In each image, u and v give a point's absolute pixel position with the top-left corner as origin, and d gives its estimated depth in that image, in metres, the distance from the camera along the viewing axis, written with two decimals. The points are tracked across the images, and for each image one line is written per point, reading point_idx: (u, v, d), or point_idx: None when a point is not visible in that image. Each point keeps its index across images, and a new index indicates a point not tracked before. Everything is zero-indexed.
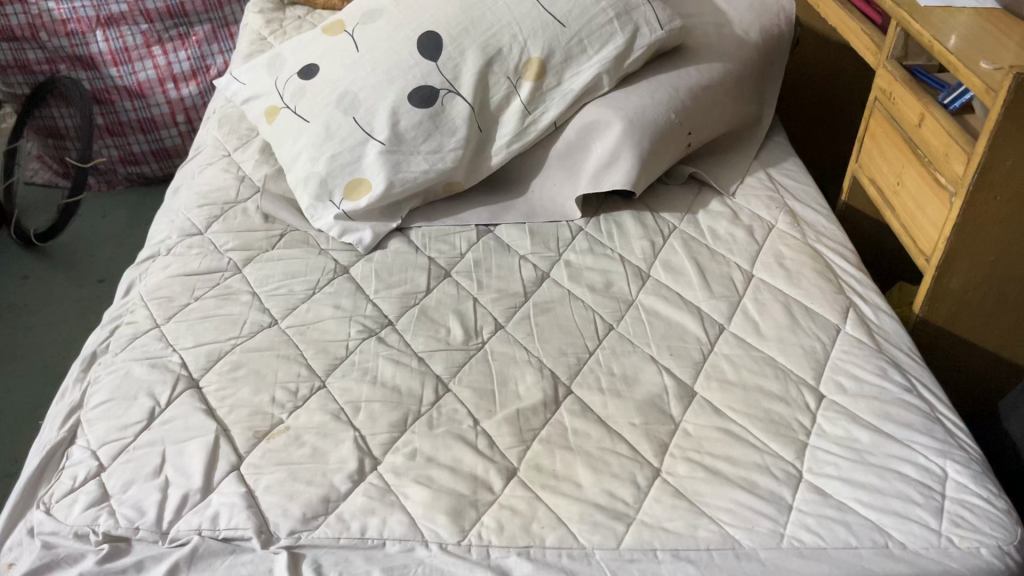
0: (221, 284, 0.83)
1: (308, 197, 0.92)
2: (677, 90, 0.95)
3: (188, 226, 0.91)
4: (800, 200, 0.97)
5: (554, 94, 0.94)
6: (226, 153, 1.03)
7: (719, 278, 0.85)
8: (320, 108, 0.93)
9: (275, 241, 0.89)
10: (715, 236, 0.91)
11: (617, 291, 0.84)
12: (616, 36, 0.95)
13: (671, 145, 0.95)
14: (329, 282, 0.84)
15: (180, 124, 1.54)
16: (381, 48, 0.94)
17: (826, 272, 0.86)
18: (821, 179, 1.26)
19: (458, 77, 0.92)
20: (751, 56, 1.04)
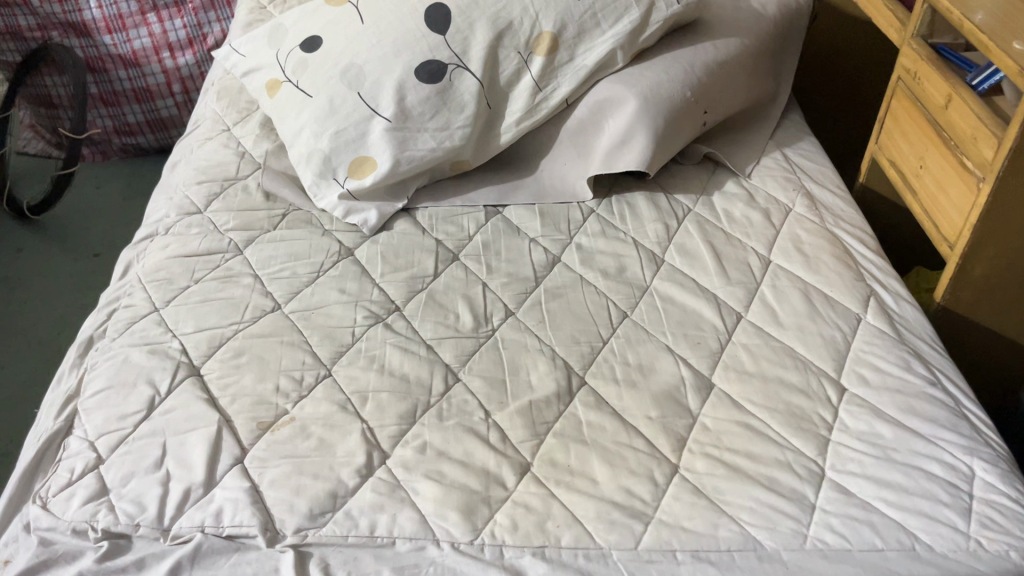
0: (222, 266, 0.80)
1: (311, 175, 0.89)
2: (692, 66, 0.92)
3: (186, 204, 0.88)
4: (817, 182, 0.94)
5: (565, 70, 0.91)
6: (225, 127, 1.00)
7: (735, 264, 0.82)
8: (323, 82, 0.90)
9: (277, 221, 0.86)
10: (731, 219, 0.88)
11: (631, 277, 0.81)
12: (631, 10, 0.91)
13: (686, 123, 0.91)
14: (334, 264, 0.81)
15: (176, 94, 1.50)
16: (387, 20, 0.91)
17: (845, 258, 0.83)
18: (834, 158, 1.23)
19: (467, 51, 0.89)
20: (768, 31, 1.01)
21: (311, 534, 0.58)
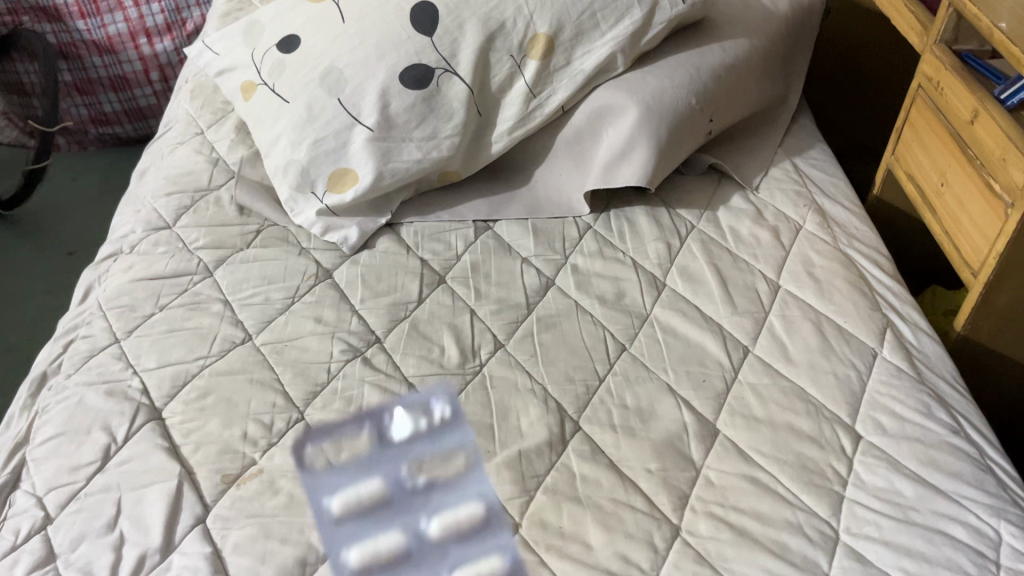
0: (189, 290, 0.75)
1: (287, 188, 0.83)
2: (698, 71, 0.86)
3: (154, 218, 0.82)
4: (829, 196, 0.88)
5: (562, 75, 0.85)
6: (199, 130, 0.94)
7: (742, 290, 0.77)
8: (301, 87, 0.83)
9: (251, 238, 0.80)
10: (737, 238, 0.82)
11: (630, 304, 0.75)
12: (633, 10, 0.84)
13: (691, 133, 0.85)
14: (310, 289, 0.75)
15: (155, 82, 1.43)
16: (370, 20, 0.84)
17: (859, 283, 0.77)
18: (844, 159, 1.17)
19: (455, 54, 0.82)
20: (780, 30, 0.94)
21: (337, 471, 0.61)
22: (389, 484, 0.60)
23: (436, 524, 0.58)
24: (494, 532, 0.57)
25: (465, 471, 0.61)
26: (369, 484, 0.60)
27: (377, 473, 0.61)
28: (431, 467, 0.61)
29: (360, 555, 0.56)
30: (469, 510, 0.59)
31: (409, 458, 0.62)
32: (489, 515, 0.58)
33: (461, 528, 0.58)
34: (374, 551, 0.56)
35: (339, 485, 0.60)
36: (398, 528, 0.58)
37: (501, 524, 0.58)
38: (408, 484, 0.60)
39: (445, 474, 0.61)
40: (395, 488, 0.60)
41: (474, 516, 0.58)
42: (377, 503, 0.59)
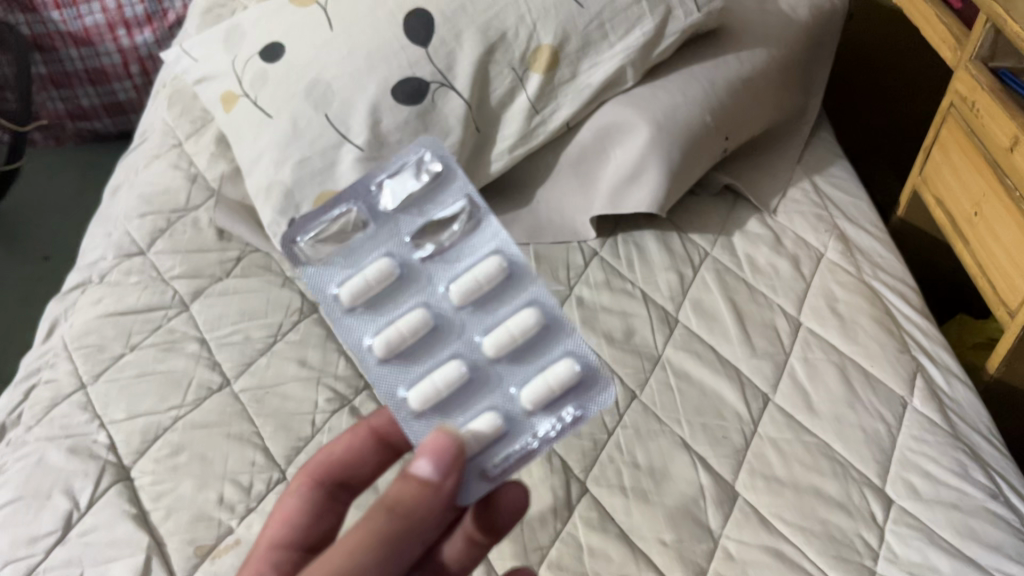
0: (163, 327, 0.69)
1: (269, 211, 0.76)
2: (713, 85, 0.80)
3: (126, 243, 0.76)
4: (852, 219, 0.83)
5: (567, 89, 0.79)
6: (176, 141, 0.88)
7: (761, 328, 0.71)
8: (285, 101, 0.77)
9: (231, 267, 0.75)
10: (754, 268, 0.77)
11: (640, 343, 0.70)
12: (643, 19, 0.78)
13: (705, 152, 0.79)
14: (294, 325, 0.69)
15: (134, 76, 1.37)
16: (359, 29, 0.77)
17: (885, 320, 0.72)
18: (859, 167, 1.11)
19: (452, 66, 0.76)
20: (800, 37, 0.88)
21: (339, 257, 0.50)
22: (378, 219, 0.52)
23: (467, 294, 0.48)
24: (545, 334, 0.48)
25: (477, 239, 0.50)
26: (377, 258, 0.49)
27: (385, 245, 0.51)
28: (438, 230, 0.51)
29: (393, 338, 0.47)
30: (491, 271, 0.48)
31: (412, 222, 0.51)
32: (510, 286, 0.49)
33: (510, 332, 0.46)
34: (401, 330, 0.47)
35: (343, 269, 0.50)
36: (437, 349, 0.48)
37: (530, 290, 0.48)
38: (426, 256, 0.50)
39: (458, 242, 0.50)
40: (372, 209, 0.52)
41: (498, 286, 0.48)
42: (398, 281, 0.49)
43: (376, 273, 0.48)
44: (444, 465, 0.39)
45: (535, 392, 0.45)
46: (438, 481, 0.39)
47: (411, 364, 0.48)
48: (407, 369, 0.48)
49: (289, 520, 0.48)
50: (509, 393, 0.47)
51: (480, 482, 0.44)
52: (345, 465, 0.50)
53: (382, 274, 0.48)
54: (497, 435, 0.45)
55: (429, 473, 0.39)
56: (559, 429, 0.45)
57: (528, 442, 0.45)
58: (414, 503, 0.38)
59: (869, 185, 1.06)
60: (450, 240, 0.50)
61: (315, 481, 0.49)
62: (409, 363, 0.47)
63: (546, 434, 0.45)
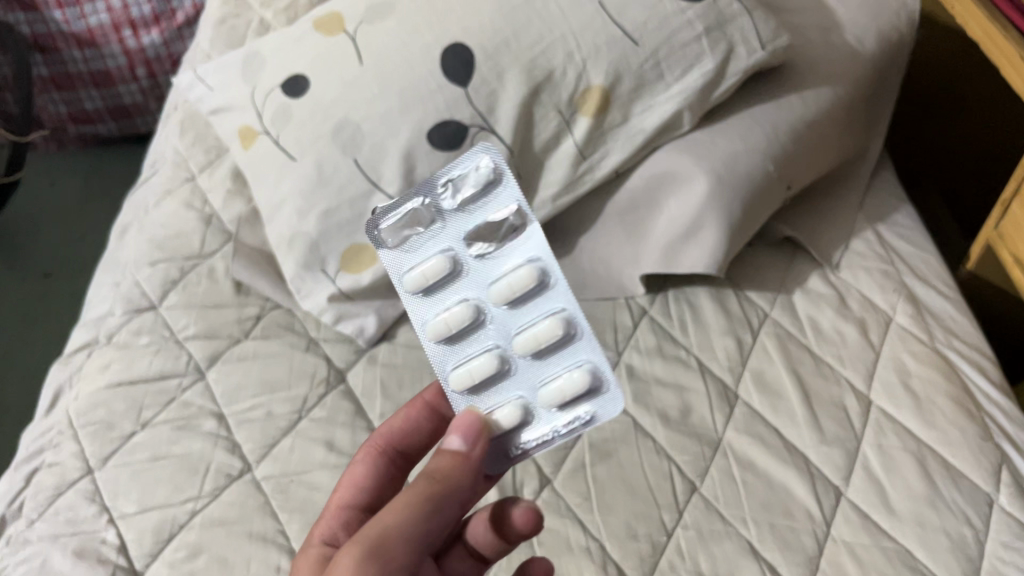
0: (177, 400, 0.63)
1: (293, 264, 0.70)
2: (776, 129, 0.73)
3: (136, 297, 0.70)
4: (921, 276, 0.76)
5: (617, 134, 0.72)
6: (189, 175, 0.81)
7: (829, 408, 0.65)
8: (311, 144, 0.71)
9: (250, 326, 0.69)
10: (818, 334, 0.71)
11: (697, 424, 0.64)
12: (703, 58, 0.71)
13: (766, 204, 0.73)
14: (320, 399, 0.64)
15: (141, 79, 1.29)
16: (392, 65, 0.71)
17: (964, 399, 0.66)
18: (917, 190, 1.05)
19: (493, 108, 0.70)
20: (866, 72, 0.80)
21: (407, 247, 0.50)
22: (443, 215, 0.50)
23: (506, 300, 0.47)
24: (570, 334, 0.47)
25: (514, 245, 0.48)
26: (438, 255, 0.49)
27: (444, 238, 0.49)
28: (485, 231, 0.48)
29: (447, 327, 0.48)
30: (528, 280, 0.46)
31: (472, 217, 0.49)
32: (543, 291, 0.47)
33: (532, 341, 0.47)
34: (448, 324, 0.48)
35: (412, 256, 0.50)
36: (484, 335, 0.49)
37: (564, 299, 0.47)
38: (475, 251, 0.49)
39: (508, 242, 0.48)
40: (438, 206, 0.49)
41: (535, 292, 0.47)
42: (455, 274, 0.49)
43: (438, 271, 0.48)
44: (472, 438, 0.43)
45: (554, 395, 0.47)
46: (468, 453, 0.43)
47: (461, 346, 0.50)
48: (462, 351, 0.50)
49: (354, 484, 0.49)
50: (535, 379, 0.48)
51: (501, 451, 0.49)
52: (403, 436, 0.51)
53: (438, 268, 0.48)
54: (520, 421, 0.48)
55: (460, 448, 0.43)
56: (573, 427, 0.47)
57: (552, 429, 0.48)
58: (452, 470, 0.41)
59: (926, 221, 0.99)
60: (497, 242, 0.48)
61: (377, 451, 0.51)
62: (461, 346, 0.50)
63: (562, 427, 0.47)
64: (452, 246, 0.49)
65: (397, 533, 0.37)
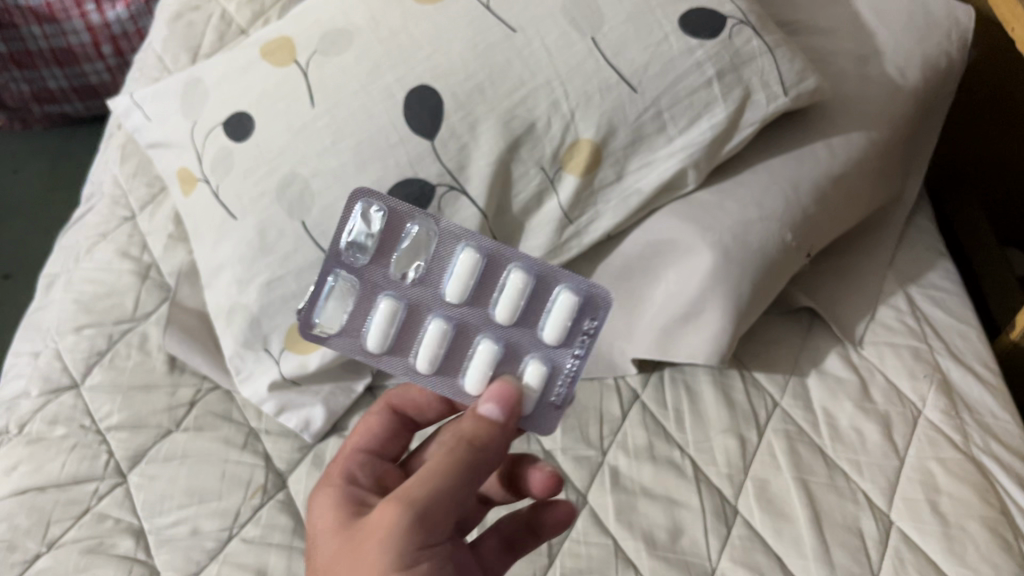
0: (91, 513, 0.56)
1: (232, 340, 0.61)
2: (797, 190, 0.62)
3: (55, 374, 0.63)
4: (957, 355, 0.66)
5: (609, 193, 0.62)
6: (127, 214, 0.72)
7: (843, 533, 0.57)
8: (251, 199, 0.59)
9: (181, 415, 0.61)
10: (832, 432, 0.62)
11: (689, 549, 0.56)
12: (713, 107, 0.60)
13: (783, 277, 0.62)
14: (254, 513, 0.56)
15: (107, 57, 1.17)
16: (346, 109, 0.59)
17: (1003, 525, 0.57)
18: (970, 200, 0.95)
19: (464, 165, 0.59)
20: (909, 109, 0.68)
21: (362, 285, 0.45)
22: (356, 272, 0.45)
23: (446, 329, 0.45)
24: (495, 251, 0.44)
25: (446, 232, 0.44)
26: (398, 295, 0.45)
27: (375, 235, 0.45)
28: (410, 253, 0.45)
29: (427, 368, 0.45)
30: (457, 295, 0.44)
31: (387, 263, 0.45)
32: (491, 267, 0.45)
33: (466, 274, 0.43)
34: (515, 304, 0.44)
35: (325, 293, 0.46)
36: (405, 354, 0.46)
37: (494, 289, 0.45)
38: (410, 281, 0.45)
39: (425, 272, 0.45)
40: (352, 269, 0.45)
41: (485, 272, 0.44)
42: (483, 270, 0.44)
43: (380, 324, 0.44)
44: (508, 407, 0.41)
45: (555, 334, 0.44)
46: (505, 420, 0.41)
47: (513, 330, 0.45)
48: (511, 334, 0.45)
49: (368, 432, 0.48)
50: (536, 343, 0.45)
51: (547, 411, 0.45)
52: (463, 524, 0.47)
53: (391, 309, 0.44)
54: (545, 378, 0.45)
55: (495, 413, 0.41)
56: (590, 345, 0.45)
57: (573, 368, 0.45)
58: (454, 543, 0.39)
59: (947, 235, 0.91)
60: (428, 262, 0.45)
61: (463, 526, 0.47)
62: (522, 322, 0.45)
63: (581, 352, 0.45)
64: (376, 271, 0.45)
65: (404, 528, 0.36)
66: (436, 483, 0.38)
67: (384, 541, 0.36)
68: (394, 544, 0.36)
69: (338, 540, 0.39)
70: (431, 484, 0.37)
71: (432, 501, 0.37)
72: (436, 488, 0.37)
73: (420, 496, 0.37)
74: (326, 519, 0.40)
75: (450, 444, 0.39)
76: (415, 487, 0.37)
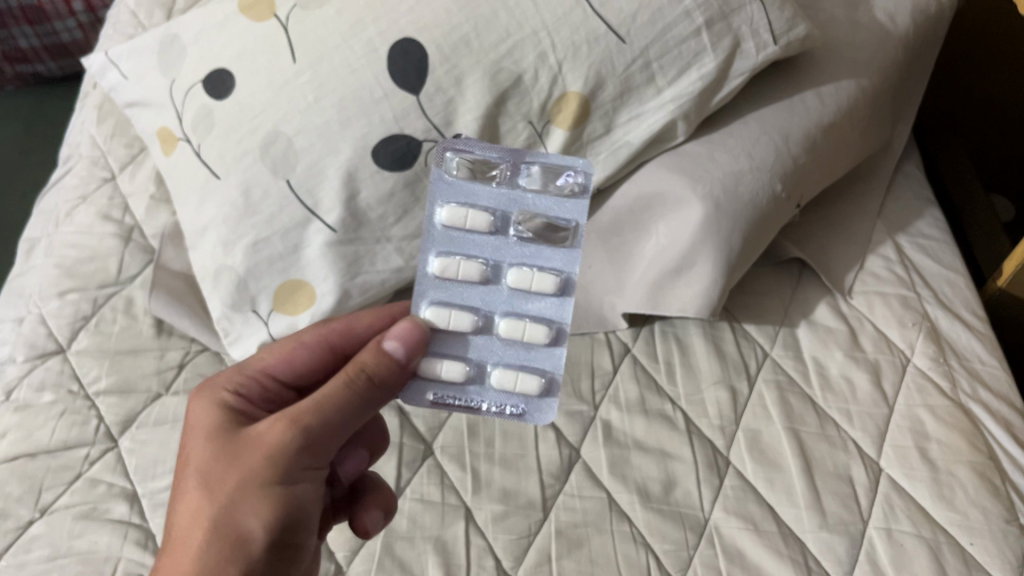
0: (83, 478, 0.56)
1: (218, 303, 0.60)
2: (786, 140, 0.61)
3: (40, 339, 0.62)
4: (945, 302, 0.67)
5: (599, 146, 0.61)
6: (107, 175, 0.71)
7: (834, 481, 0.57)
8: (233, 158, 0.58)
9: (170, 379, 0.61)
10: (822, 382, 0.62)
11: (682, 500, 0.57)
12: (702, 57, 0.59)
13: (774, 228, 0.62)
14: None
15: (78, 14, 1.15)
16: (328, 63, 0.57)
17: (991, 468, 0.57)
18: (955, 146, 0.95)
19: (451, 120, 0.58)
20: (897, 57, 0.67)
21: (497, 197, 0.46)
22: (508, 184, 0.47)
23: (479, 277, 0.46)
24: (565, 304, 0.46)
25: (571, 253, 0.46)
26: (494, 212, 0.46)
27: (547, 191, 0.46)
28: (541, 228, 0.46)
29: (438, 267, 0.45)
30: (519, 284, 0.45)
31: (530, 202, 0.46)
32: (548, 299, 0.46)
33: (543, 285, 0.45)
34: (523, 337, 0.45)
35: (471, 158, 0.47)
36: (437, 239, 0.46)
37: (530, 307, 0.46)
38: (515, 234, 0.46)
39: (534, 245, 0.46)
40: (508, 179, 0.47)
41: (544, 297, 0.46)
42: (546, 302, 0.46)
43: (468, 218, 0.45)
44: (412, 349, 0.42)
45: (503, 380, 0.45)
46: (406, 361, 0.42)
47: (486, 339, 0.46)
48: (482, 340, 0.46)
49: (287, 359, 0.47)
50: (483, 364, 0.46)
51: (423, 398, 0.46)
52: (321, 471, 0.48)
53: (485, 221, 0.45)
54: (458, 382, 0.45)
55: (399, 353, 0.42)
56: (498, 414, 0.46)
57: (478, 405, 0.46)
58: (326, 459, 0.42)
59: (931, 173, 0.90)
60: (539, 247, 0.46)
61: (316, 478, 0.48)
62: (499, 345, 0.46)
63: (488, 410, 0.46)
64: (516, 202, 0.46)
65: (289, 450, 0.38)
66: (328, 413, 0.39)
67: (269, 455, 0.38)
68: (275, 463, 0.38)
69: (218, 440, 0.40)
70: (324, 411, 0.39)
71: (320, 428, 0.39)
72: (326, 416, 0.39)
73: (312, 421, 0.39)
74: (205, 419, 0.42)
75: (348, 374, 0.40)
76: (309, 410, 0.39)
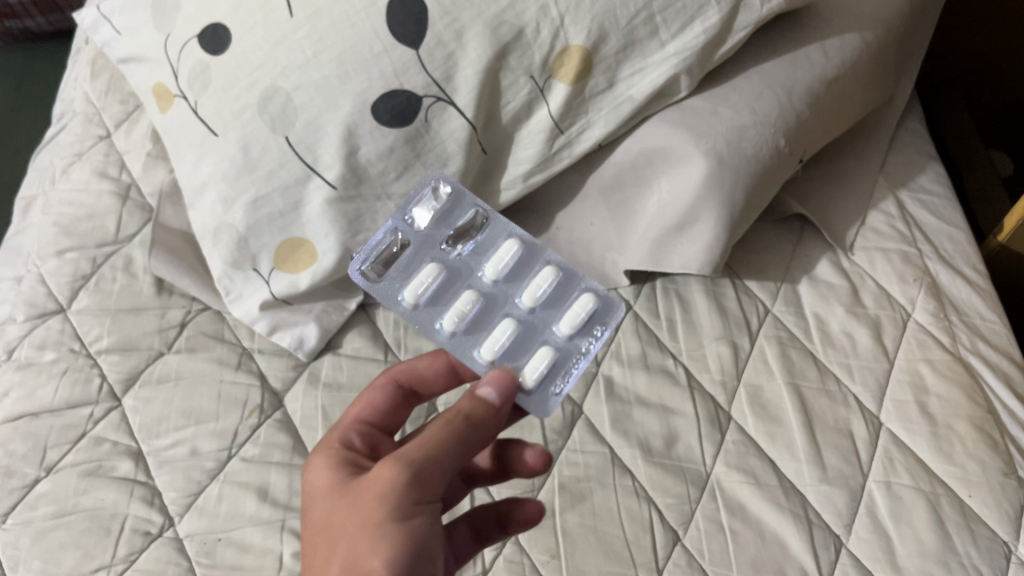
0: (88, 436, 0.56)
1: (219, 262, 0.60)
2: (791, 93, 0.61)
3: (40, 298, 0.62)
4: (945, 257, 0.67)
5: (601, 101, 0.60)
6: (103, 133, 0.70)
7: (834, 435, 0.58)
8: (230, 115, 0.57)
9: (172, 338, 0.61)
10: (823, 337, 0.62)
11: (683, 455, 0.57)
12: (707, 10, 0.57)
13: (777, 182, 0.62)
14: (252, 433, 0.57)
15: None
16: (325, 16, 0.55)
17: (991, 422, 0.58)
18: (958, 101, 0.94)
19: (452, 75, 0.57)
20: (902, 9, 0.66)
21: (416, 251, 0.48)
22: (416, 237, 0.49)
23: (476, 299, 0.46)
24: (533, 251, 0.48)
25: (497, 224, 0.49)
26: (429, 261, 0.48)
27: (443, 213, 0.49)
28: (463, 234, 0.49)
29: (451, 326, 0.46)
30: (496, 271, 0.47)
31: (443, 233, 0.49)
32: (525, 256, 0.48)
33: (508, 254, 0.47)
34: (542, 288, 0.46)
35: (379, 258, 0.48)
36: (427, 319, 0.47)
37: (517, 281, 0.48)
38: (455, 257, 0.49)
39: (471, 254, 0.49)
40: (412, 235, 0.49)
41: (518, 266, 0.48)
42: (520, 262, 0.48)
43: (420, 277, 0.46)
44: (505, 391, 0.41)
45: (571, 322, 0.46)
46: (500, 404, 0.41)
47: (533, 324, 0.47)
48: (530, 328, 0.47)
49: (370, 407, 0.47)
50: (550, 336, 0.47)
51: (546, 399, 0.45)
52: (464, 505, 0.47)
53: (432, 271, 0.47)
54: (552, 364, 0.45)
55: (492, 397, 0.41)
56: (596, 347, 0.47)
57: (578, 361, 0.46)
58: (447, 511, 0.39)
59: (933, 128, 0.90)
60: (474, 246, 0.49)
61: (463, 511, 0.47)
62: (545, 312, 0.47)
63: (587, 352, 0.47)
64: (433, 241, 0.49)
65: (399, 486, 0.36)
66: (433, 449, 0.37)
67: (381, 496, 0.36)
68: (387, 501, 0.36)
69: (334, 497, 0.38)
70: (429, 446, 0.37)
71: (428, 464, 0.37)
72: (433, 453, 0.37)
73: (420, 458, 0.37)
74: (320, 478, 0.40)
75: (447, 416, 0.39)
76: (414, 448, 0.37)
